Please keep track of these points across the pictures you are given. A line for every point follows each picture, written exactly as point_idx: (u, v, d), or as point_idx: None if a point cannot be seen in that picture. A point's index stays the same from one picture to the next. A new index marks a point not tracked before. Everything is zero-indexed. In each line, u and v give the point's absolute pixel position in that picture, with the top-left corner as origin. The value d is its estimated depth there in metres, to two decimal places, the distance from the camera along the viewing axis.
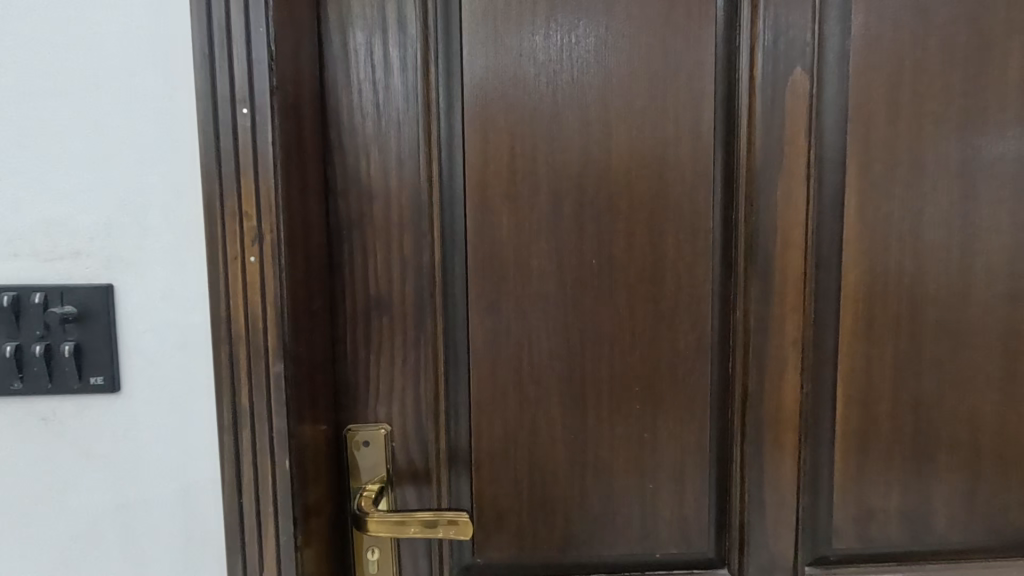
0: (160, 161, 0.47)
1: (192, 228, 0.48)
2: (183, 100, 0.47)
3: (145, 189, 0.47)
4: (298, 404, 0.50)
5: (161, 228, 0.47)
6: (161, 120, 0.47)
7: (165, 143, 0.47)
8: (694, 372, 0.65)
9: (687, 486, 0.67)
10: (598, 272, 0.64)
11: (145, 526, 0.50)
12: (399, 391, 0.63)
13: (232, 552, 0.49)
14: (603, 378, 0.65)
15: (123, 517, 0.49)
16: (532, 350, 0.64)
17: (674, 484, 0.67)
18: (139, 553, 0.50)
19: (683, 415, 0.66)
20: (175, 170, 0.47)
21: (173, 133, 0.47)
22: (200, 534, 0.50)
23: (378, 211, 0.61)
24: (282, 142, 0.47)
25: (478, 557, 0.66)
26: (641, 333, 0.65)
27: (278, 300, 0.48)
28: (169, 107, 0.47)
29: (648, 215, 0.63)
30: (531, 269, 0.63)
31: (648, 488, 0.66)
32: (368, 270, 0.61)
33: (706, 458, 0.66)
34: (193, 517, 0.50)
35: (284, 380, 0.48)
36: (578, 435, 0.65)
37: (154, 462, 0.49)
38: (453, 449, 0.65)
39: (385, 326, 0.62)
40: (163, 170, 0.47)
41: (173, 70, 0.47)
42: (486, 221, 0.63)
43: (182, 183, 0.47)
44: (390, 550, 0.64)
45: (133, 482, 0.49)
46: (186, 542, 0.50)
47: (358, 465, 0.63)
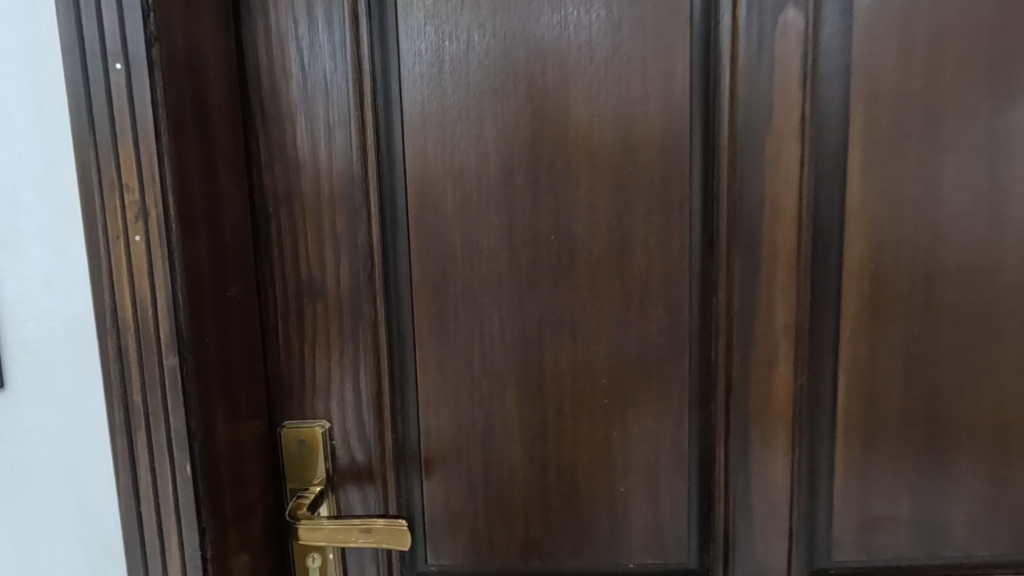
0: (29, 139, 0.44)
1: (69, 210, 0.44)
2: (53, 69, 0.43)
3: (15, 169, 0.44)
4: (201, 399, 0.47)
5: (34, 211, 0.44)
6: (28, 94, 0.43)
7: (34, 120, 0.44)
8: (668, 362, 0.57)
9: (662, 490, 0.59)
10: (557, 250, 0.56)
11: (36, 522, 0.48)
12: (337, 384, 0.57)
13: (130, 549, 0.47)
14: (565, 368, 0.58)
15: (16, 513, 0.48)
16: (484, 339, 0.57)
17: (647, 489, 0.59)
18: (34, 550, 0.48)
19: (657, 410, 0.58)
20: (45, 148, 0.44)
21: (42, 107, 0.44)
22: (93, 533, 0.48)
23: (308, 184, 0.55)
24: (166, 112, 0.43)
25: (431, 564, 0.60)
26: (607, 320, 0.57)
27: (169, 281, 0.44)
28: (37, 79, 0.43)
29: (612, 184, 0.55)
30: (481, 247, 0.56)
31: (618, 492, 0.59)
32: (298, 251, 0.55)
33: (686, 458, 0.59)
34: (87, 514, 0.48)
35: (179, 373, 0.45)
36: (539, 432, 0.59)
37: (40, 456, 0.47)
38: (399, 447, 0.59)
39: (319, 314, 0.56)
40: (32, 148, 0.44)
41: (43, 35, 0.43)
42: (428, 195, 0.56)
43: (54, 160, 0.44)
44: (332, 557, 0.59)
45: (23, 477, 0.47)
46: (80, 541, 0.48)
47: (295, 466, 0.58)
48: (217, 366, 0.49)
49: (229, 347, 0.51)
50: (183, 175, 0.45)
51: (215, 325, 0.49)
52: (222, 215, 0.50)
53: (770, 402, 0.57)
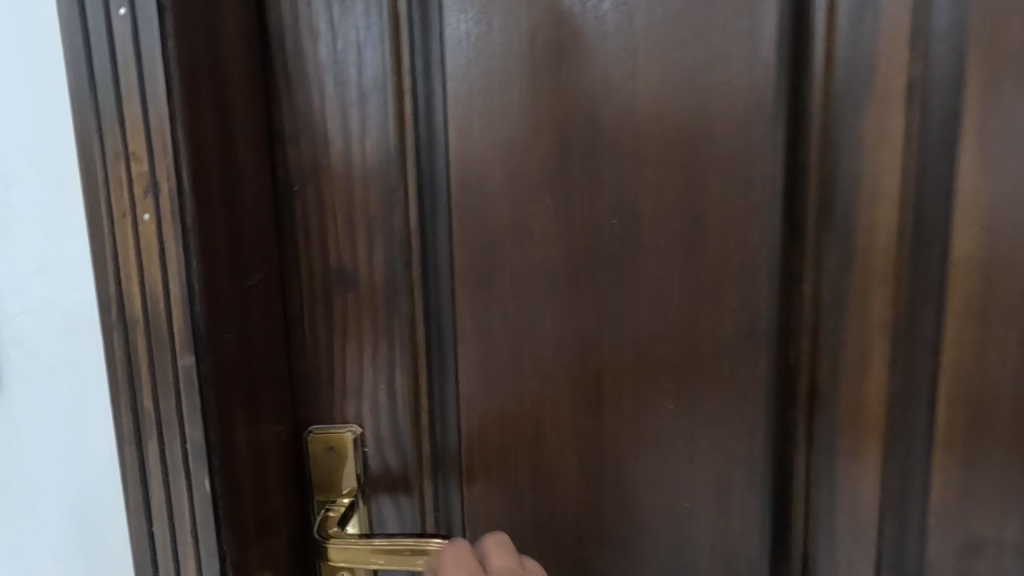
0: (20, 116, 0.40)
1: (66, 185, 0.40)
2: (45, 30, 0.39)
3: (9, 149, 0.41)
4: (221, 404, 0.41)
5: (28, 194, 0.41)
6: (17, 64, 0.40)
7: (25, 93, 0.40)
8: (742, 364, 0.51)
9: (733, 506, 0.53)
10: (618, 236, 0.49)
11: (46, 521, 0.46)
12: (369, 385, 0.51)
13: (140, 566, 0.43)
14: (625, 369, 0.51)
15: (29, 509, 0.46)
16: (533, 336, 0.51)
17: (713, 506, 0.53)
18: (46, 549, 0.47)
19: (729, 417, 0.51)
20: (38, 119, 0.40)
21: (31, 78, 0.40)
22: (99, 539, 0.45)
23: (337, 159, 0.48)
24: (179, 71, 0.37)
25: None
26: (674, 316, 0.50)
27: (184, 268, 0.39)
28: (26, 46, 0.39)
29: (684, 160, 0.48)
30: (532, 233, 0.50)
31: (683, 508, 0.53)
32: (327, 235, 0.49)
33: (760, 472, 0.52)
34: (98, 518, 0.44)
35: (196, 374, 0.40)
36: (593, 440, 0.52)
37: (55, 451, 0.44)
38: (437, 455, 0.53)
39: (350, 307, 0.50)
40: (24, 125, 0.40)
41: None
42: (472, 173, 0.49)
43: (50, 132, 0.40)
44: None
45: (31, 475, 0.45)
46: (86, 546, 0.45)
47: (322, 476, 0.52)
48: (237, 365, 0.43)
49: (251, 343, 0.45)
50: (199, 145, 0.39)
51: (238, 319, 0.43)
52: (243, 193, 0.43)
53: (860, 410, 0.50)
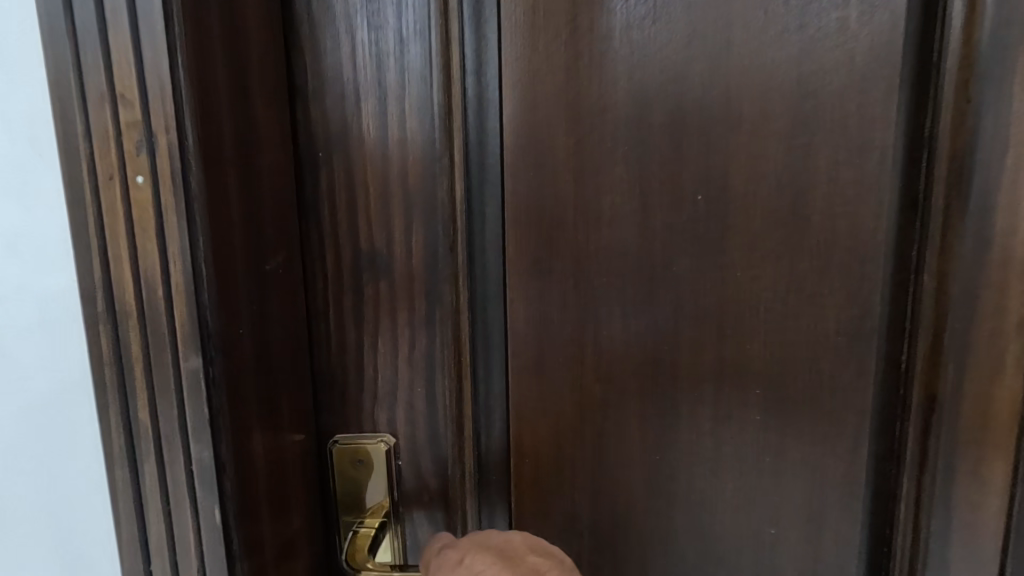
0: None
1: (38, 143, 0.32)
2: None
3: None
4: (234, 414, 0.34)
5: None
6: None
7: None
8: (843, 368, 0.43)
9: (825, 533, 0.45)
10: (704, 215, 0.42)
11: (17, 551, 0.38)
12: (405, 388, 0.44)
13: None
14: (705, 373, 0.44)
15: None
16: (599, 333, 0.43)
17: (802, 532, 0.45)
18: None
19: (825, 429, 0.44)
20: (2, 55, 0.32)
21: None
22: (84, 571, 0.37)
23: (369, 120, 0.41)
24: None
25: None
26: (767, 311, 0.43)
27: (185, 245, 0.31)
28: None
29: (787, 124, 0.40)
30: (600, 211, 0.42)
31: (767, 534, 0.45)
32: (358, 212, 0.42)
33: (858, 493, 0.45)
34: (78, 549, 0.37)
35: (202, 377, 0.32)
36: (665, 454, 0.45)
37: (27, 471, 0.36)
38: (483, 470, 0.46)
39: (383, 297, 0.43)
40: None
41: None
42: (530, 140, 0.41)
43: (17, 73, 0.32)
44: None
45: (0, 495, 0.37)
46: None
47: (350, 493, 0.45)
48: (253, 366, 0.36)
49: (269, 339, 0.37)
50: (205, 93, 0.31)
51: (254, 309, 0.36)
52: (259, 157, 0.35)
53: (987, 426, 0.42)
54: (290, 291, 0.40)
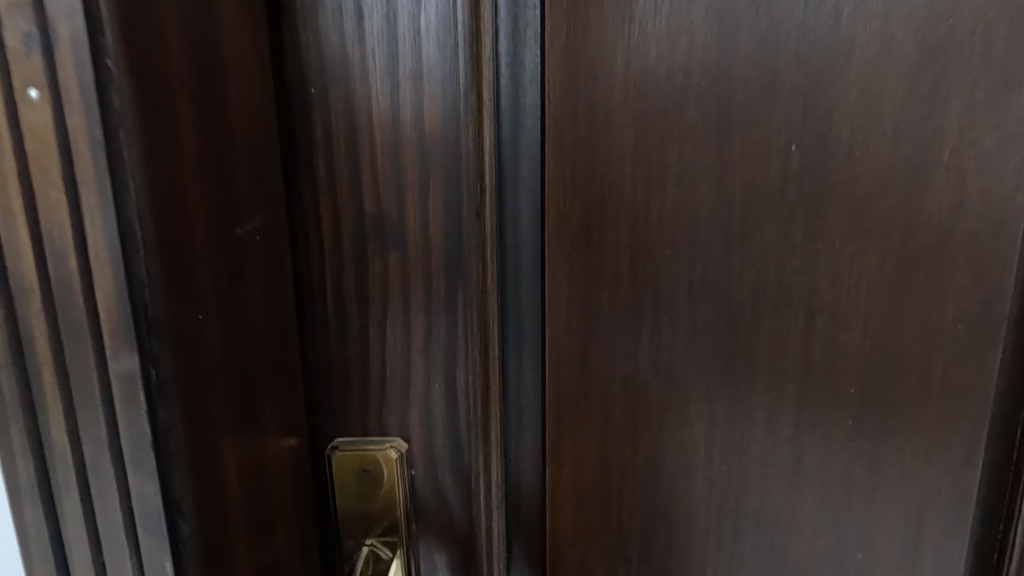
0: None
1: None
2: None
3: None
4: (189, 425, 0.26)
5: None
6: None
7: None
8: (963, 364, 0.35)
9: (924, 559, 0.38)
10: (796, 172, 0.33)
11: None
12: (418, 384, 0.36)
13: None
14: (789, 370, 0.35)
15: None
16: (660, 320, 0.35)
17: (895, 560, 0.38)
18: None
19: (934, 439, 0.36)
20: None
21: None
22: None
23: (374, 45, 0.31)
24: None
25: None
26: (871, 294, 0.34)
27: (102, 198, 0.23)
28: None
29: (912, 53, 0.31)
30: (666, 166, 0.33)
31: (851, 558, 0.38)
32: (361, 165, 0.33)
33: (969, 513, 0.37)
34: None
35: (137, 377, 0.24)
36: (735, 465, 0.37)
37: None
38: (513, 479, 0.38)
39: (393, 273, 0.34)
40: None
41: None
42: (580, 73, 0.32)
43: None
44: None
45: None
46: None
47: (353, 506, 0.37)
48: (216, 361, 0.28)
49: (242, 324, 0.29)
50: None
51: (218, 287, 0.28)
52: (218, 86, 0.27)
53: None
54: (273, 264, 0.32)
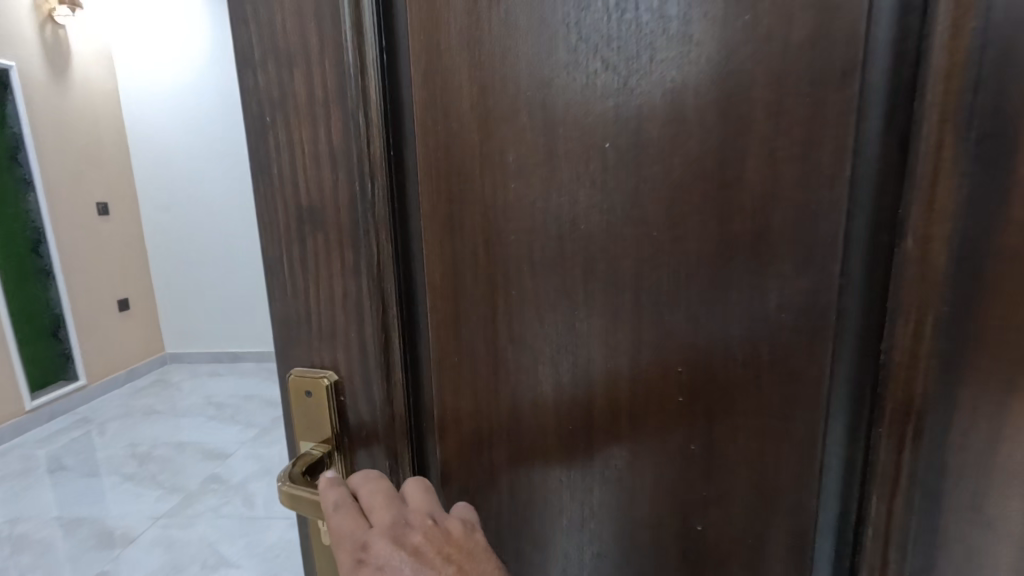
0: None
1: None
2: None
3: None
4: None
5: None
6: None
7: None
8: (791, 353, 0.35)
9: (768, 543, 0.38)
10: (615, 165, 0.36)
11: None
12: (337, 334, 0.46)
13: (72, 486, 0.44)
14: (621, 344, 0.39)
15: None
16: (510, 294, 0.41)
17: (740, 540, 0.39)
18: None
19: (768, 423, 0.36)
20: None
21: None
22: None
23: (296, 82, 0.42)
24: None
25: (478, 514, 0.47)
26: (691, 280, 0.36)
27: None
28: None
29: (714, 56, 0.33)
30: (507, 164, 0.39)
31: (694, 529, 0.40)
32: (294, 170, 0.44)
33: (817, 503, 0.37)
34: None
35: None
36: (582, 426, 0.41)
37: None
38: (413, 418, 0.47)
39: (317, 249, 0.45)
40: None
41: None
42: (439, 92, 0.40)
43: None
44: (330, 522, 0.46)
45: None
46: None
47: (304, 417, 0.49)
48: None
49: None
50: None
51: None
52: None
53: (1009, 453, 0.30)
54: None
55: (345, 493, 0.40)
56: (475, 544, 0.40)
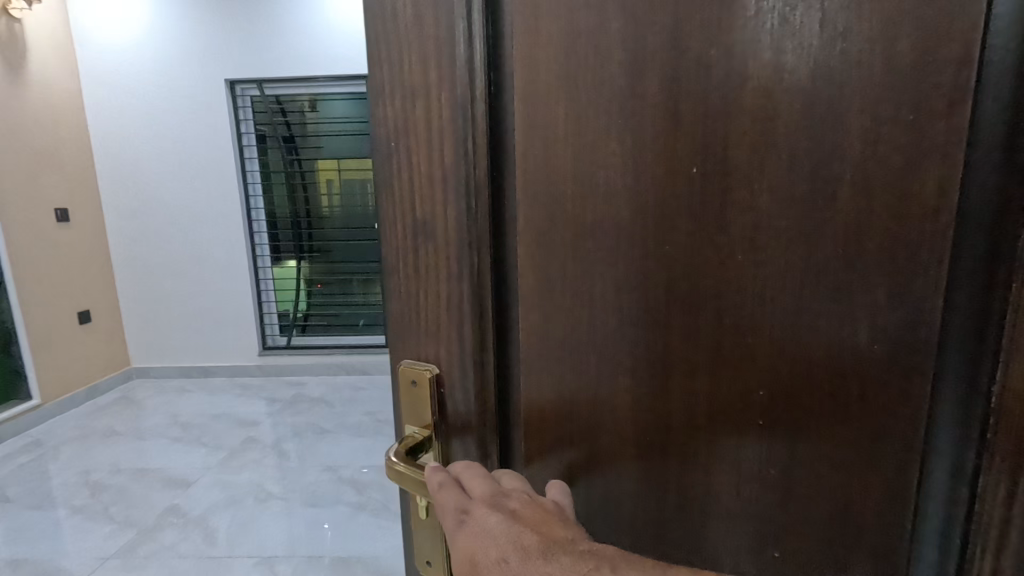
0: None
1: None
2: None
3: None
4: None
5: None
6: None
7: None
8: (883, 377, 0.36)
9: (854, 545, 0.39)
10: (704, 191, 0.38)
11: None
12: (438, 335, 0.51)
13: None
14: (703, 361, 0.40)
15: None
16: (595, 310, 0.43)
17: (827, 541, 0.40)
18: None
19: (860, 436, 0.37)
20: None
21: None
22: None
23: (411, 111, 0.46)
24: None
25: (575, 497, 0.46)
26: (777, 301, 0.38)
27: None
28: None
29: (808, 93, 0.35)
30: (597, 186, 0.41)
31: (773, 532, 0.41)
32: (404, 188, 0.48)
33: (918, 505, 0.37)
34: None
35: None
36: (662, 439, 0.42)
37: None
38: (502, 413, 0.51)
39: (425, 259, 0.49)
40: None
41: None
42: (539, 121, 0.42)
43: None
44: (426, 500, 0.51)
45: None
46: None
47: (409, 405, 0.54)
48: None
49: None
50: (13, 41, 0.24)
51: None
52: None
53: None
54: None
55: (448, 475, 0.43)
56: (571, 520, 0.40)
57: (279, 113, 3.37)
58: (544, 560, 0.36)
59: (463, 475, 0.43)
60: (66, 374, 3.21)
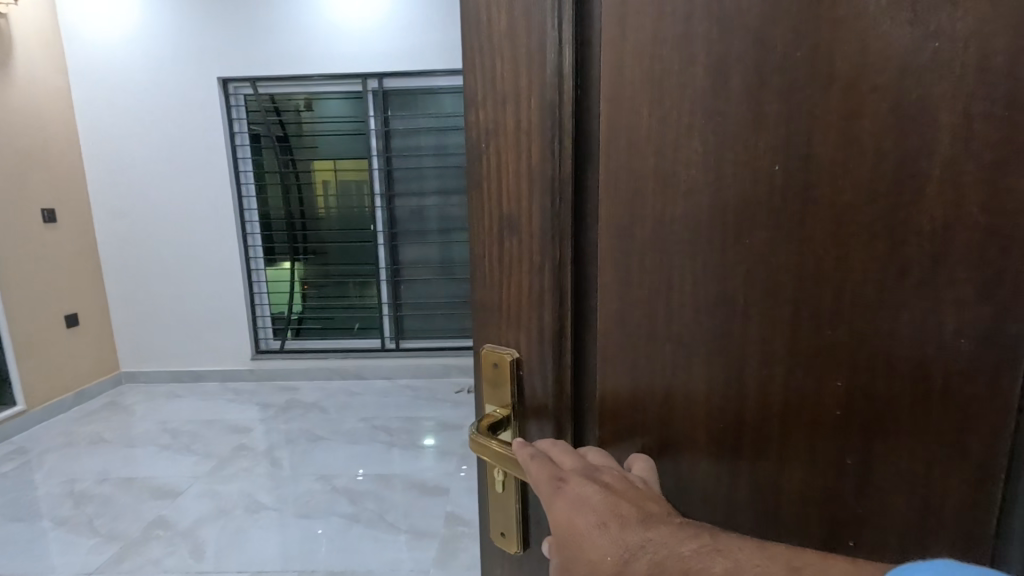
0: None
1: None
2: None
3: None
4: None
5: None
6: None
7: None
8: (974, 365, 0.37)
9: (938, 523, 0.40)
10: (787, 188, 0.40)
11: None
12: (519, 321, 0.55)
13: None
14: (782, 351, 0.42)
15: None
16: (672, 301, 0.45)
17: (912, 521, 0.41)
18: None
19: (949, 421, 0.38)
20: None
21: None
22: None
23: (503, 115, 0.51)
24: None
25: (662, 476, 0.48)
26: (859, 294, 0.39)
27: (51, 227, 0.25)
28: None
29: (899, 94, 0.36)
30: (678, 183, 0.43)
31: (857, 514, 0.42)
32: (494, 185, 0.53)
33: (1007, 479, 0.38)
34: None
35: None
36: (737, 424, 0.44)
37: None
38: (577, 395, 0.54)
39: (509, 251, 0.54)
40: None
41: None
42: (622, 124, 0.44)
43: None
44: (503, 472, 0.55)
45: None
46: None
47: (489, 386, 0.58)
48: None
49: None
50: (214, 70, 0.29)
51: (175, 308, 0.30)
52: None
53: None
54: None
55: (533, 449, 0.47)
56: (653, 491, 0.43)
57: (274, 114, 3.50)
58: (643, 526, 0.39)
59: (552, 449, 0.47)
60: (55, 379, 3.27)
